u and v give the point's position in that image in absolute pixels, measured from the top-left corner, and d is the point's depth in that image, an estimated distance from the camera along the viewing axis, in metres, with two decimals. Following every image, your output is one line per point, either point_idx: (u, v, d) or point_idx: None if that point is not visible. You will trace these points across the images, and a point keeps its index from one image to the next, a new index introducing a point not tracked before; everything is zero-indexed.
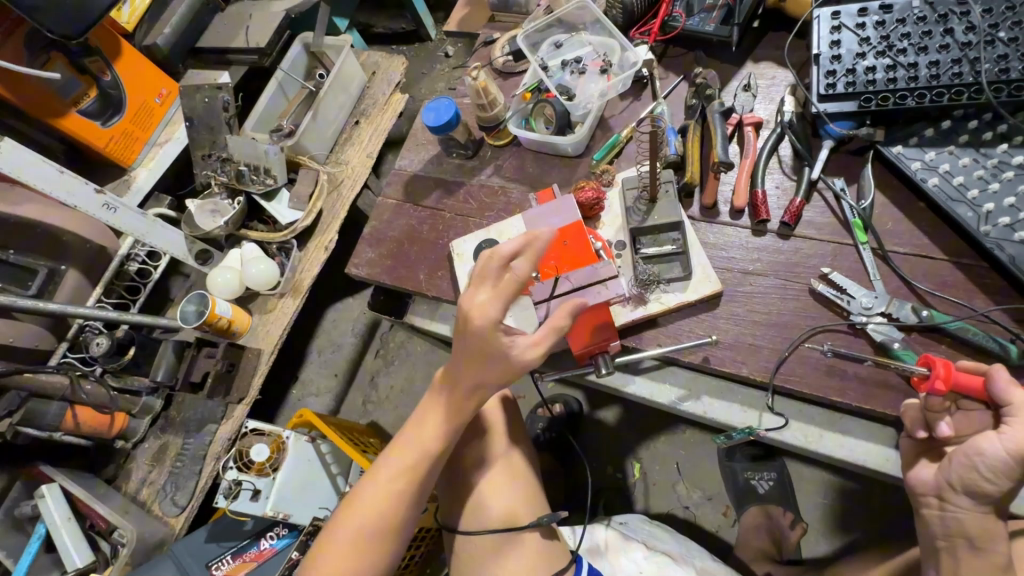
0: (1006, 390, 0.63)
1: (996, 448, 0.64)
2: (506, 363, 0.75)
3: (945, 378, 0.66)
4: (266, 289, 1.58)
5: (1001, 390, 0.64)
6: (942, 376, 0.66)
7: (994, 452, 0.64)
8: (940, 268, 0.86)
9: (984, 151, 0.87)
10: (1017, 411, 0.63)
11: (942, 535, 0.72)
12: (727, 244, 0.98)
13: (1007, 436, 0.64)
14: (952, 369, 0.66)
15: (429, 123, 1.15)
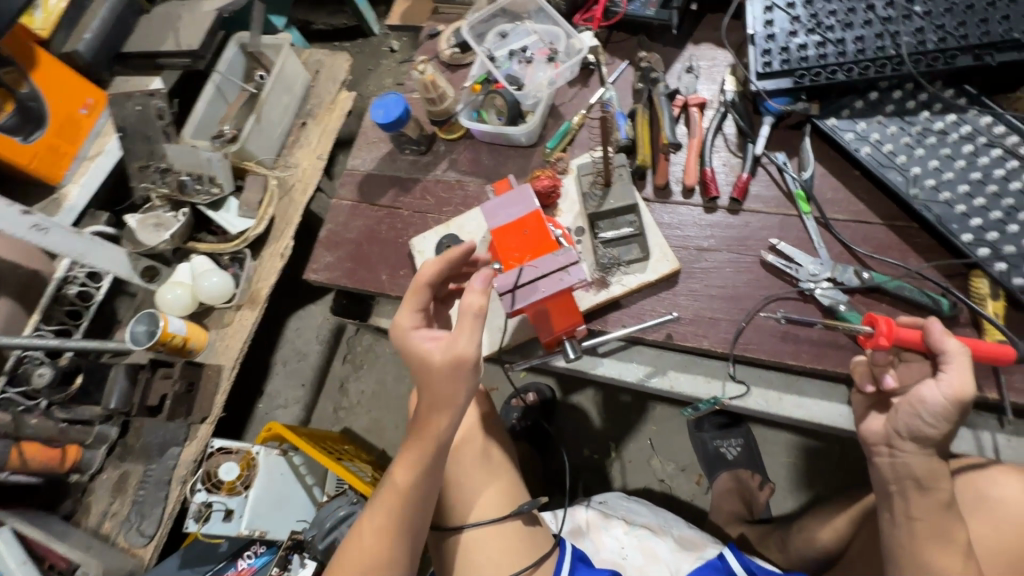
0: (942, 340, 0.68)
1: (934, 394, 0.69)
2: (438, 361, 0.78)
3: (887, 334, 0.72)
4: (222, 303, 1.52)
5: (937, 340, 0.69)
6: (883, 333, 0.72)
7: (933, 397, 0.69)
8: (876, 232, 0.92)
9: (909, 119, 0.92)
10: (952, 359, 0.68)
11: (893, 479, 0.75)
12: (681, 223, 1.01)
13: (943, 382, 0.68)
14: (894, 326, 0.72)
15: (379, 120, 1.13)
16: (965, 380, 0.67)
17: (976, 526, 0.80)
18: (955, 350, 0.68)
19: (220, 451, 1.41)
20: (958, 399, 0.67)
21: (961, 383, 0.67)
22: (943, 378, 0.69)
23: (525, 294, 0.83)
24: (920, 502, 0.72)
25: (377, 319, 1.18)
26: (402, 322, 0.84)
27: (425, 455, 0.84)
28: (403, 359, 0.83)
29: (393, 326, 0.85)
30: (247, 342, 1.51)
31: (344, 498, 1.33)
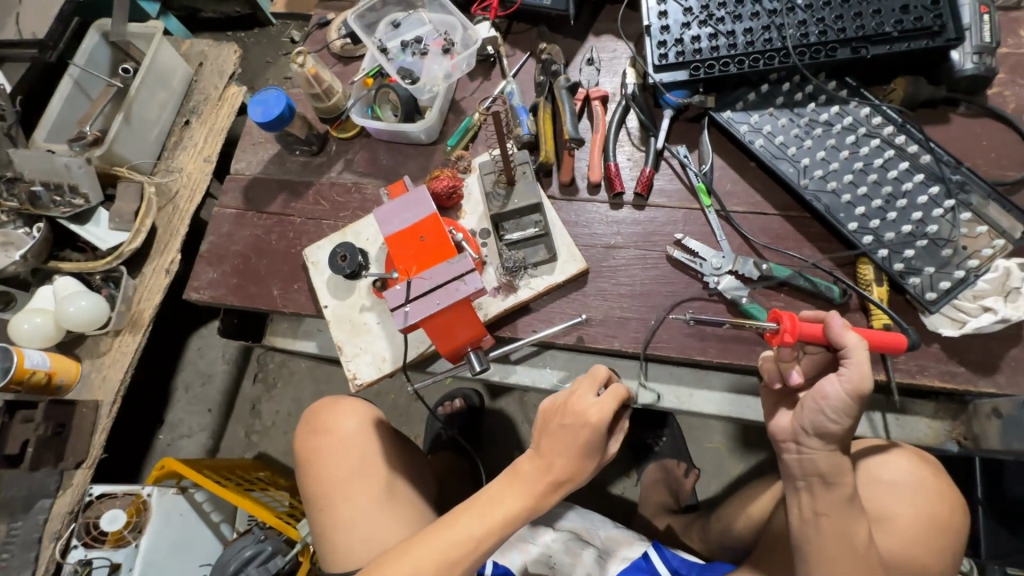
0: (841, 334, 0.68)
1: (836, 389, 0.69)
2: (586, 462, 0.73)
3: (792, 330, 0.69)
4: (94, 329, 1.32)
5: (836, 334, 0.69)
6: (788, 329, 0.69)
7: (835, 392, 0.69)
8: (773, 223, 0.93)
9: (797, 110, 0.94)
10: (850, 353, 0.68)
11: (801, 476, 0.75)
12: (588, 221, 0.98)
13: (844, 377, 0.68)
14: (797, 321, 0.69)
15: (257, 118, 1.02)
16: (864, 373, 0.67)
17: (878, 509, 0.78)
18: (854, 344, 0.68)
19: (101, 498, 1.24)
20: (857, 394, 0.67)
21: (859, 376, 0.67)
22: (844, 373, 0.68)
23: (420, 307, 0.75)
24: (825, 498, 0.73)
25: (272, 338, 1.07)
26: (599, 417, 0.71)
27: (474, 546, 0.72)
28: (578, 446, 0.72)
29: (591, 417, 0.71)
30: (129, 372, 1.34)
31: (251, 536, 1.20)
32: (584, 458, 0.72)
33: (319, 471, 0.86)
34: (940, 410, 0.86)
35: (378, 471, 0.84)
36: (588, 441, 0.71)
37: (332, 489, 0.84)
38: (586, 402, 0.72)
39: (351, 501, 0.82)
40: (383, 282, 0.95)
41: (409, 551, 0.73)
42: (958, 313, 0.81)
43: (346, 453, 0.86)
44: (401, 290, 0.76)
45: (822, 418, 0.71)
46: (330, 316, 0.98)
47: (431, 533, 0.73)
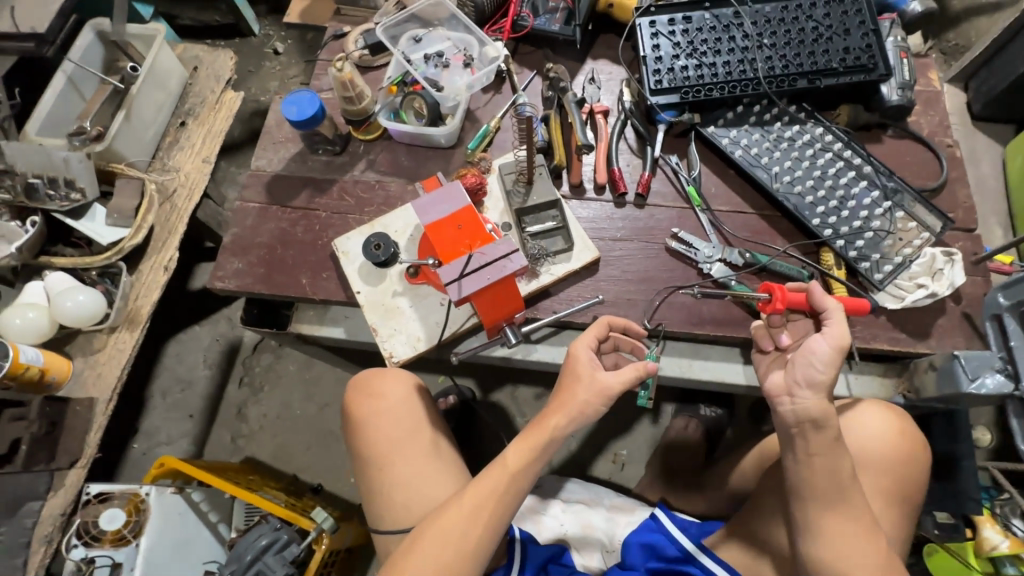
0: (822, 299, 0.84)
1: (822, 345, 0.83)
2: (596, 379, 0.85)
3: (781, 299, 0.88)
4: (90, 324, 1.30)
5: (819, 300, 0.85)
6: (778, 299, 0.88)
7: (821, 347, 0.82)
8: (751, 220, 1.10)
9: (767, 128, 1.13)
10: (830, 314, 0.83)
11: (795, 423, 0.85)
12: (597, 216, 1.12)
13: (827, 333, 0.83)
14: (784, 292, 0.89)
15: (291, 117, 1.08)
16: (843, 331, 0.82)
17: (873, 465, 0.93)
18: (833, 305, 0.83)
19: (99, 496, 1.22)
20: (840, 346, 0.82)
21: (840, 333, 0.82)
22: (827, 330, 0.83)
23: (473, 281, 0.85)
24: (817, 440, 0.83)
25: (298, 326, 1.11)
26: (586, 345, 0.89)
27: (505, 501, 0.83)
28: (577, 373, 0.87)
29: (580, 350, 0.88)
30: (126, 369, 1.31)
31: (265, 525, 1.20)
32: (586, 420, 0.84)
33: (369, 438, 0.92)
34: (889, 369, 1.03)
35: (425, 437, 0.92)
36: (590, 403, 0.84)
37: (383, 454, 0.91)
38: (602, 374, 0.85)
39: (402, 465, 0.89)
40: (416, 269, 1.03)
41: (454, 507, 0.83)
42: (899, 291, 1.01)
43: (394, 419, 0.93)
44: (454, 267, 0.85)
45: (813, 370, 0.83)
46: (363, 301, 1.04)
47: (469, 491, 0.84)
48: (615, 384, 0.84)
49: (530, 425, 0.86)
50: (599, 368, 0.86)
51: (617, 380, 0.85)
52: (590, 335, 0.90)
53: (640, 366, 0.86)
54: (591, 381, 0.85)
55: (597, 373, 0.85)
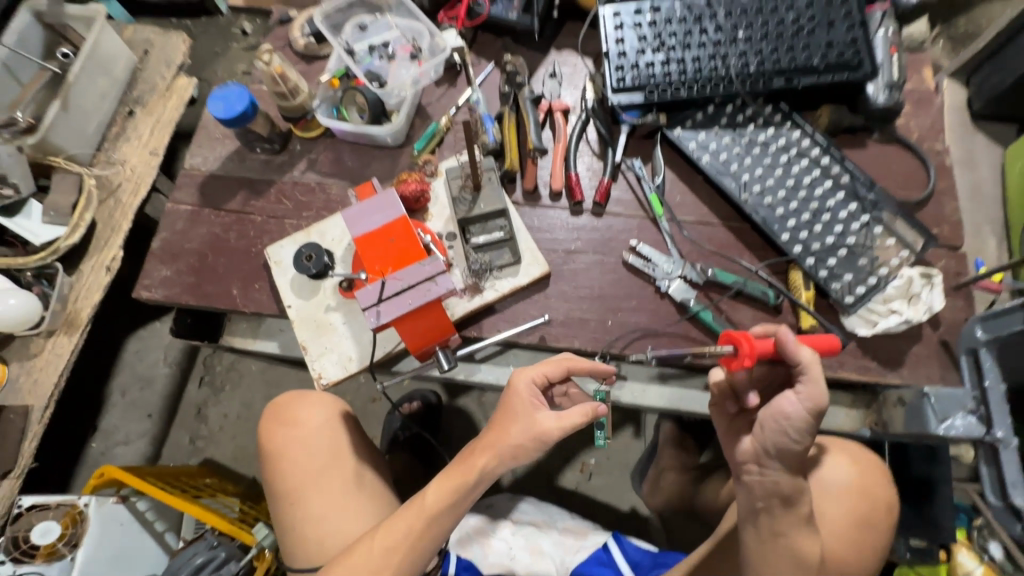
0: (797, 351, 0.74)
1: (796, 408, 0.76)
2: (536, 420, 0.79)
3: (750, 354, 0.75)
4: (24, 330, 1.23)
5: (791, 352, 0.75)
6: (748, 352, 0.75)
7: (795, 410, 0.76)
8: (717, 232, 1.01)
9: (738, 132, 1.03)
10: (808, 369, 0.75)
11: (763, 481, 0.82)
12: (550, 226, 1.03)
13: (803, 393, 0.75)
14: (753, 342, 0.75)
15: (219, 114, 1.00)
16: (820, 390, 0.75)
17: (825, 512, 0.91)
18: (809, 358, 0.74)
19: (32, 510, 1.17)
20: (815, 408, 0.75)
21: (816, 394, 0.74)
22: (801, 389, 0.75)
23: (392, 307, 0.79)
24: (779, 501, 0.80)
25: (229, 339, 1.05)
26: (532, 381, 0.82)
27: (418, 545, 0.80)
28: (518, 412, 0.80)
29: (523, 379, 0.82)
30: (64, 375, 1.26)
31: (203, 543, 1.15)
32: (515, 462, 0.79)
33: (285, 468, 0.90)
34: (856, 400, 0.96)
35: (344, 470, 0.90)
36: (523, 447, 0.78)
37: (299, 485, 0.89)
38: (541, 415, 0.79)
39: (317, 499, 0.87)
40: (349, 283, 0.96)
41: (364, 546, 0.81)
42: (871, 315, 0.92)
43: (312, 450, 0.91)
44: (373, 289, 0.79)
45: (788, 436, 0.77)
46: (295, 317, 0.97)
47: (381, 532, 0.81)
48: (555, 429, 0.77)
49: (456, 463, 0.82)
50: (539, 407, 0.80)
51: (556, 425, 0.78)
52: (541, 369, 0.83)
53: (588, 407, 0.79)
54: (527, 424, 0.79)
55: (534, 414, 0.79)
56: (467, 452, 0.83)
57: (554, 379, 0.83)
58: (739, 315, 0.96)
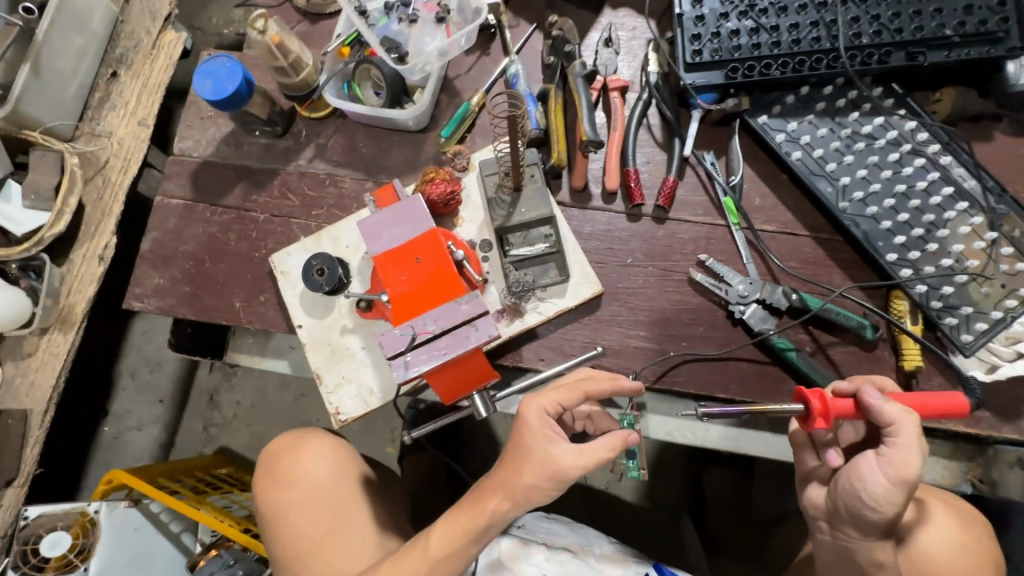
0: (886, 410, 0.61)
1: (873, 472, 0.64)
2: (548, 456, 0.63)
3: (822, 411, 0.62)
4: (14, 331, 1.05)
5: (875, 410, 0.62)
6: (819, 411, 0.62)
7: (874, 480, 0.64)
8: (803, 246, 0.85)
9: (838, 120, 0.84)
10: (897, 432, 0.62)
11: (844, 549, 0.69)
12: (602, 234, 0.87)
13: (887, 458, 0.63)
14: (829, 398, 0.63)
15: (206, 95, 0.83)
16: (909, 457, 0.62)
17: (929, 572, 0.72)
18: (903, 420, 0.61)
19: (39, 520, 1.09)
20: (898, 476, 0.62)
21: (904, 462, 0.61)
22: (885, 453, 0.63)
23: (424, 356, 0.68)
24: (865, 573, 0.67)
25: (234, 356, 0.96)
26: (546, 404, 0.66)
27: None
28: (529, 446, 0.64)
29: (531, 408, 0.66)
30: (63, 376, 1.12)
31: (218, 560, 1.06)
32: (535, 503, 0.65)
33: (288, 530, 0.82)
34: (956, 450, 0.83)
35: (353, 532, 0.80)
36: (540, 488, 0.63)
37: (302, 554, 0.80)
38: (558, 448, 0.63)
39: (323, 564, 0.78)
40: (367, 304, 0.83)
41: None
42: (989, 356, 0.78)
43: (319, 510, 0.82)
44: (400, 336, 0.68)
45: (860, 502, 0.66)
46: (307, 339, 0.85)
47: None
48: (575, 468, 0.63)
49: (466, 498, 0.67)
50: (556, 438, 0.64)
51: (577, 463, 0.63)
52: (551, 396, 0.67)
53: (616, 438, 0.65)
54: (543, 461, 0.63)
55: (549, 448, 0.64)
56: (476, 487, 0.68)
57: (567, 405, 0.67)
58: (827, 349, 0.82)
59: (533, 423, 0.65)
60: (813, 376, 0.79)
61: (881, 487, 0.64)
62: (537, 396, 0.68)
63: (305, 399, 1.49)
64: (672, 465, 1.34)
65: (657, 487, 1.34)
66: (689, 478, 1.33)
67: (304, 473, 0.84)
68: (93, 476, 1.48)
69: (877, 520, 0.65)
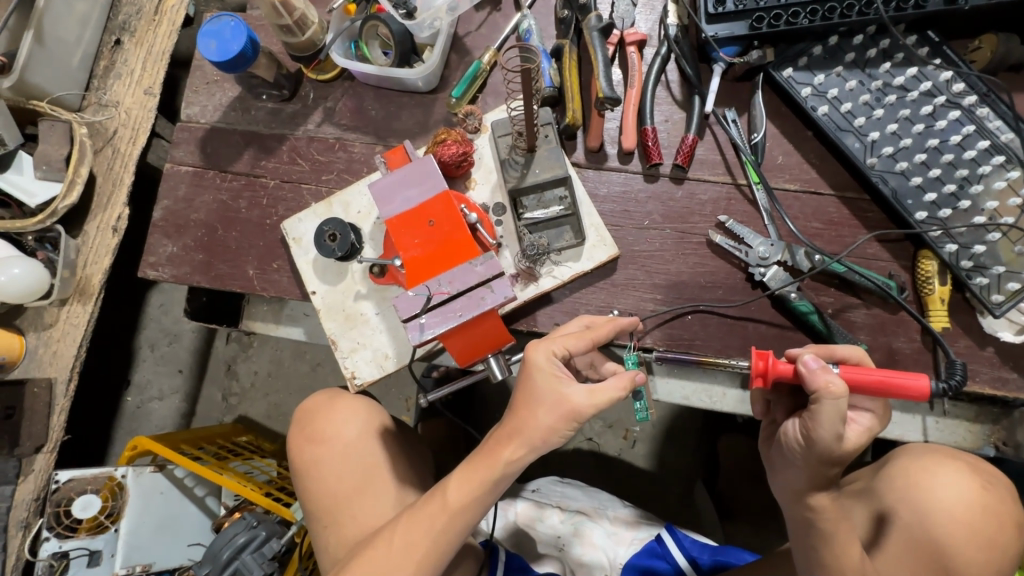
0: (811, 379, 0.59)
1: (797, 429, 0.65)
2: (561, 399, 0.63)
3: (760, 370, 0.63)
4: (35, 301, 1.06)
5: (807, 378, 0.59)
6: (757, 370, 0.63)
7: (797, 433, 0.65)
8: (828, 206, 0.82)
9: (869, 71, 0.80)
10: (819, 401, 0.59)
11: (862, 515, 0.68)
12: (617, 196, 0.85)
13: (807, 421, 0.62)
14: (769, 359, 0.62)
15: (211, 57, 0.80)
16: (825, 423, 0.59)
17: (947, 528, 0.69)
18: (823, 392, 0.58)
19: (69, 483, 1.09)
20: (815, 439, 0.62)
21: (816, 425, 0.60)
22: (807, 416, 0.62)
23: (437, 319, 0.68)
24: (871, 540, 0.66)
25: (250, 324, 0.98)
26: (556, 349, 0.66)
27: (442, 542, 0.68)
28: (541, 393, 0.64)
29: (538, 350, 0.66)
30: (84, 346, 1.12)
31: (242, 521, 1.07)
32: (549, 447, 0.65)
33: (317, 483, 0.84)
34: (980, 414, 0.82)
35: (379, 485, 0.81)
36: (553, 430, 0.63)
37: (331, 506, 0.82)
38: (570, 390, 0.63)
39: (351, 515, 0.80)
40: (381, 269, 0.82)
41: (383, 540, 0.71)
42: (1019, 317, 0.76)
43: (347, 464, 0.83)
44: (414, 299, 0.68)
45: (795, 449, 0.66)
46: (320, 305, 0.85)
47: (402, 525, 0.70)
48: (587, 408, 0.62)
49: (479, 450, 0.67)
50: (565, 379, 0.64)
51: (589, 402, 0.63)
52: (562, 341, 0.67)
53: (624, 379, 0.64)
54: (555, 404, 0.63)
55: (561, 390, 0.63)
56: (488, 439, 0.68)
57: (575, 350, 0.67)
58: (849, 312, 0.80)
59: (534, 367, 0.65)
60: (836, 336, 0.77)
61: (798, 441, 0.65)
62: (542, 340, 0.67)
63: (321, 367, 1.51)
64: (686, 432, 1.34)
65: (670, 454, 1.34)
66: (703, 445, 1.33)
67: (335, 432, 0.85)
68: (118, 444, 1.51)
69: (805, 461, 0.65)
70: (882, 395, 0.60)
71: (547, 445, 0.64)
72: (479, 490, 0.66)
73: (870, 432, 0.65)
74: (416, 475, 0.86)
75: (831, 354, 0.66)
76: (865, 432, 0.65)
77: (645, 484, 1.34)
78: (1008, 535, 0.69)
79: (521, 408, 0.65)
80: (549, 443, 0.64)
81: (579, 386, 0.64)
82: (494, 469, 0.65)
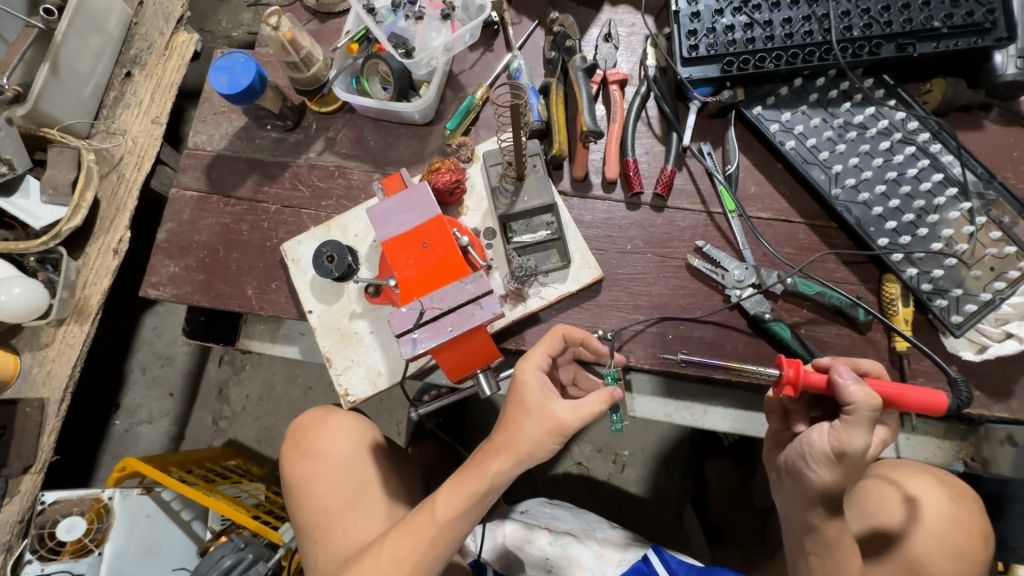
0: (849, 391, 0.60)
1: (823, 440, 0.64)
2: (547, 413, 0.65)
3: (793, 380, 0.63)
4: (32, 321, 1.08)
5: (843, 389, 0.61)
6: (789, 378, 0.63)
7: (820, 444, 0.64)
8: (798, 233, 0.88)
9: (831, 110, 0.87)
10: (855, 412, 0.60)
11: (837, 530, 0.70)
12: (602, 222, 0.90)
13: (839, 433, 0.62)
14: (801, 369, 0.63)
15: (222, 89, 0.86)
16: (858, 434, 0.61)
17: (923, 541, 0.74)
18: (862, 404, 0.60)
19: (55, 505, 1.09)
20: (842, 451, 0.62)
21: (850, 436, 0.61)
22: (838, 427, 0.62)
23: (430, 334, 0.71)
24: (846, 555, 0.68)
25: (247, 342, 1.01)
26: (538, 364, 0.69)
27: (431, 555, 0.69)
28: (525, 406, 0.66)
29: (523, 362, 0.69)
30: (79, 365, 1.13)
31: (229, 544, 1.05)
32: (536, 461, 0.67)
33: (309, 499, 0.85)
34: (950, 430, 0.86)
35: (370, 500, 0.83)
36: (539, 444, 0.65)
37: (322, 521, 0.83)
38: (555, 404, 0.66)
39: (341, 531, 0.81)
40: (376, 289, 0.86)
41: (373, 554, 0.72)
42: (979, 337, 0.80)
43: (340, 480, 0.85)
44: (409, 314, 0.72)
45: (803, 465, 0.66)
46: (317, 323, 0.89)
47: (391, 539, 0.71)
48: (572, 421, 0.65)
49: (469, 463, 0.69)
50: (551, 395, 0.67)
51: (573, 416, 0.65)
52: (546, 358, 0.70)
53: (605, 394, 0.67)
54: (541, 418, 0.65)
55: (547, 405, 0.66)
56: (476, 452, 0.70)
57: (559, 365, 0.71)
58: (820, 333, 0.84)
59: (523, 379, 0.68)
60: (808, 356, 0.81)
61: (826, 455, 0.64)
62: (533, 355, 0.70)
63: (313, 391, 1.52)
64: (674, 455, 1.36)
65: (659, 477, 1.35)
66: (690, 468, 1.34)
67: (328, 447, 0.87)
68: (104, 468, 1.49)
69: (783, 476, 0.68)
70: (895, 407, 0.64)
71: (534, 459, 0.66)
72: (466, 504, 0.68)
73: (882, 445, 0.69)
74: (407, 492, 0.88)
75: (855, 368, 0.69)
76: (876, 447, 0.69)
77: (635, 509, 1.34)
78: (978, 549, 0.74)
79: (509, 420, 0.67)
80: (534, 457, 0.66)
81: (563, 401, 0.66)
82: (481, 483, 0.67)
